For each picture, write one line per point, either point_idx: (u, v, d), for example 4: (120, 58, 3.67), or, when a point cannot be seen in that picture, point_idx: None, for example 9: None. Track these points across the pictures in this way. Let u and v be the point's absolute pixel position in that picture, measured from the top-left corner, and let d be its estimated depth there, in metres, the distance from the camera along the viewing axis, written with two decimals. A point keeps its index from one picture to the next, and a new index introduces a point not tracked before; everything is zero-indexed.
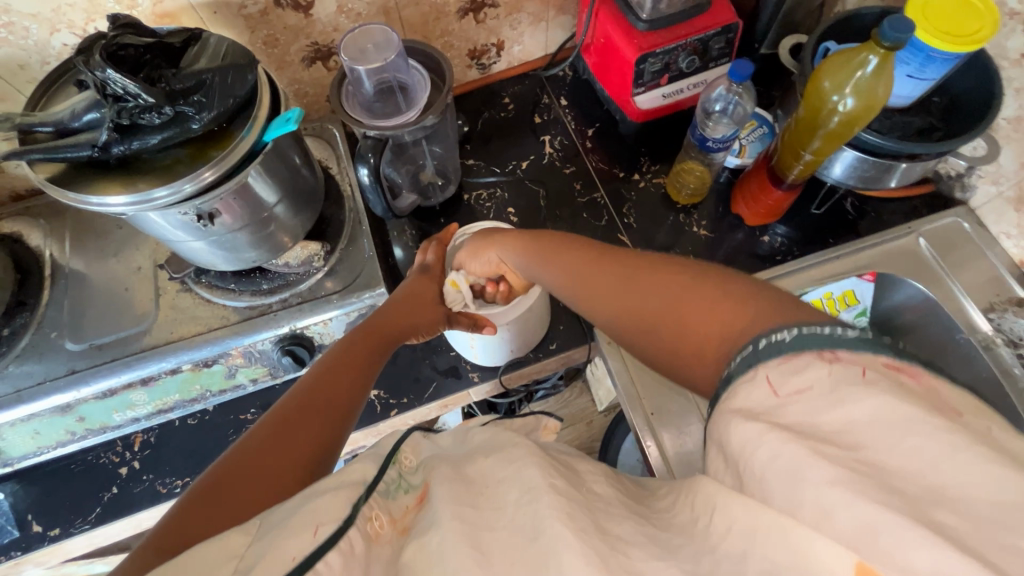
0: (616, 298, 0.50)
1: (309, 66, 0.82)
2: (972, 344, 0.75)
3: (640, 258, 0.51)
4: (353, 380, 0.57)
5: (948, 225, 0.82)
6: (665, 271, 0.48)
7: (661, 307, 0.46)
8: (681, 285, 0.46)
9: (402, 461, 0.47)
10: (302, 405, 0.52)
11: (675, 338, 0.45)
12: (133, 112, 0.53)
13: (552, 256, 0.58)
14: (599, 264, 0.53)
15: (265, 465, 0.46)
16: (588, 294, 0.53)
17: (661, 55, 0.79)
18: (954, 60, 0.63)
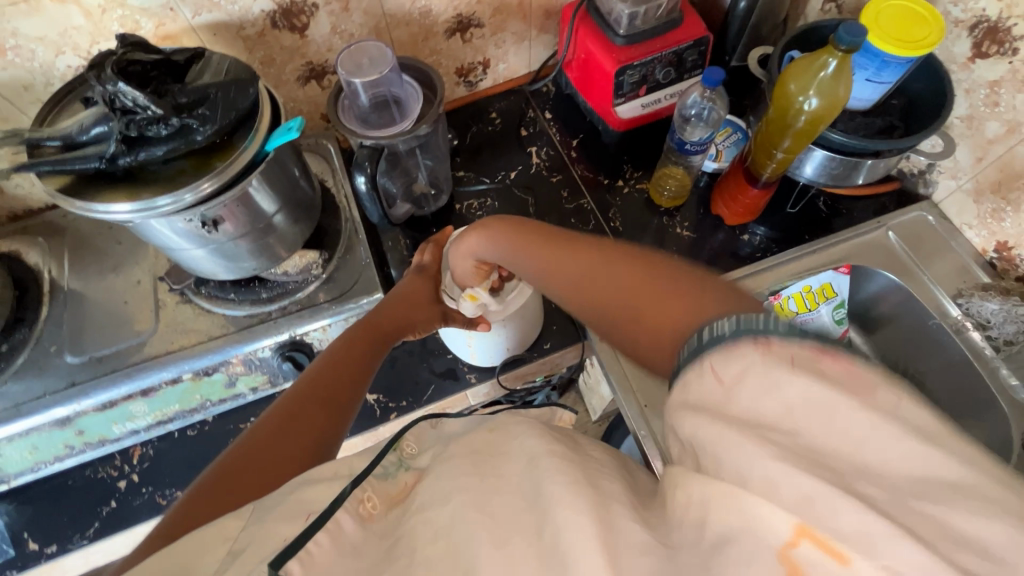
0: (584, 290, 0.52)
1: (304, 84, 0.86)
2: (944, 329, 0.80)
3: (603, 250, 0.53)
4: (355, 371, 0.59)
5: (913, 219, 0.87)
6: (628, 266, 0.50)
7: (624, 300, 0.48)
8: (642, 280, 0.48)
9: (404, 448, 0.49)
10: (306, 394, 0.54)
11: (636, 330, 0.47)
12: (142, 124, 0.56)
13: (525, 246, 0.59)
14: (570, 254, 0.54)
15: (275, 449, 0.48)
16: (559, 284, 0.55)
17: (639, 68, 0.84)
18: (907, 63, 0.69)
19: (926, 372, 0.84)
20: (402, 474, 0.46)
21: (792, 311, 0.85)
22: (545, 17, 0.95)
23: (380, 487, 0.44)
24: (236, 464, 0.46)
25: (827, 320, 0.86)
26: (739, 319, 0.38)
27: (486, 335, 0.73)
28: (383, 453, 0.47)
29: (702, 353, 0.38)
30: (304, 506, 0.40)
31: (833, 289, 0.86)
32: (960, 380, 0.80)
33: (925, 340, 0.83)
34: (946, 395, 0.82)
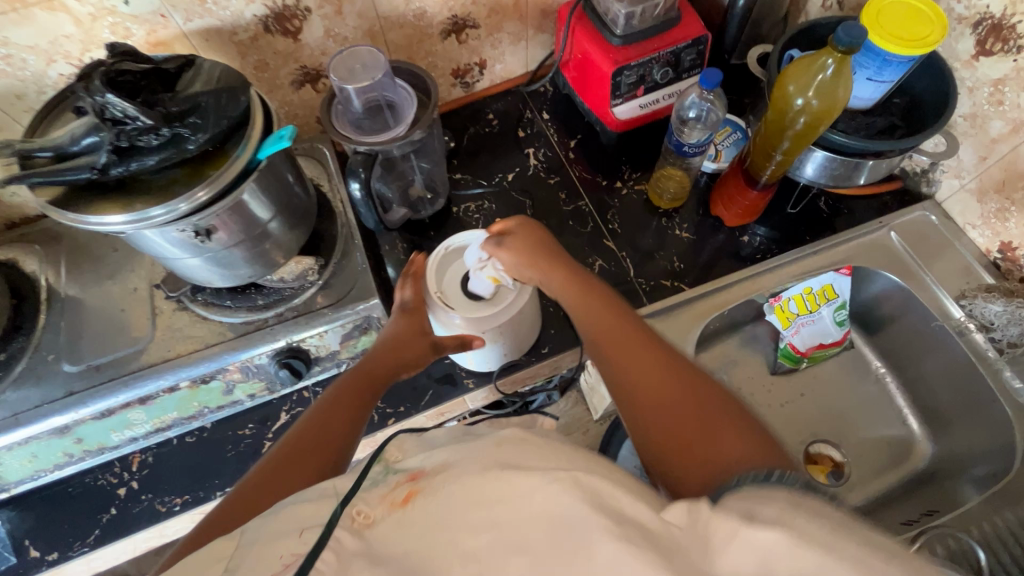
0: (628, 370, 0.51)
1: (299, 88, 0.85)
2: (947, 331, 0.79)
3: (663, 347, 0.52)
4: (343, 417, 0.57)
5: (916, 218, 0.86)
6: (686, 373, 0.49)
7: (670, 400, 0.47)
8: (697, 394, 0.47)
9: (388, 457, 0.47)
10: (295, 440, 0.53)
11: (669, 428, 0.45)
12: (132, 134, 0.56)
13: (587, 304, 0.59)
14: (631, 331, 0.54)
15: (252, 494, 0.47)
16: (604, 350, 0.53)
17: (636, 68, 0.83)
18: (908, 63, 0.67)
19: (928, 374, 0.84)
20: (391, 477, 0.43)
21: (792, 312, 0.85)
22: (542, 17, 0.94)
23: (372, 493, 0.41)
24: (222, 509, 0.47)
25: (828, 320, 0.87)
26: (799, 478, 0.38)
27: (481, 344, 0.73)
28: (367, 467, 0.45)
29: (768, 483, 0.37)
30: (294, 525, 0.39)
31: (835, 290, 0.84)
32: (963, 383, 0.79)
33: (927, 341, 0.83)
34: (949, 396, 0.81)
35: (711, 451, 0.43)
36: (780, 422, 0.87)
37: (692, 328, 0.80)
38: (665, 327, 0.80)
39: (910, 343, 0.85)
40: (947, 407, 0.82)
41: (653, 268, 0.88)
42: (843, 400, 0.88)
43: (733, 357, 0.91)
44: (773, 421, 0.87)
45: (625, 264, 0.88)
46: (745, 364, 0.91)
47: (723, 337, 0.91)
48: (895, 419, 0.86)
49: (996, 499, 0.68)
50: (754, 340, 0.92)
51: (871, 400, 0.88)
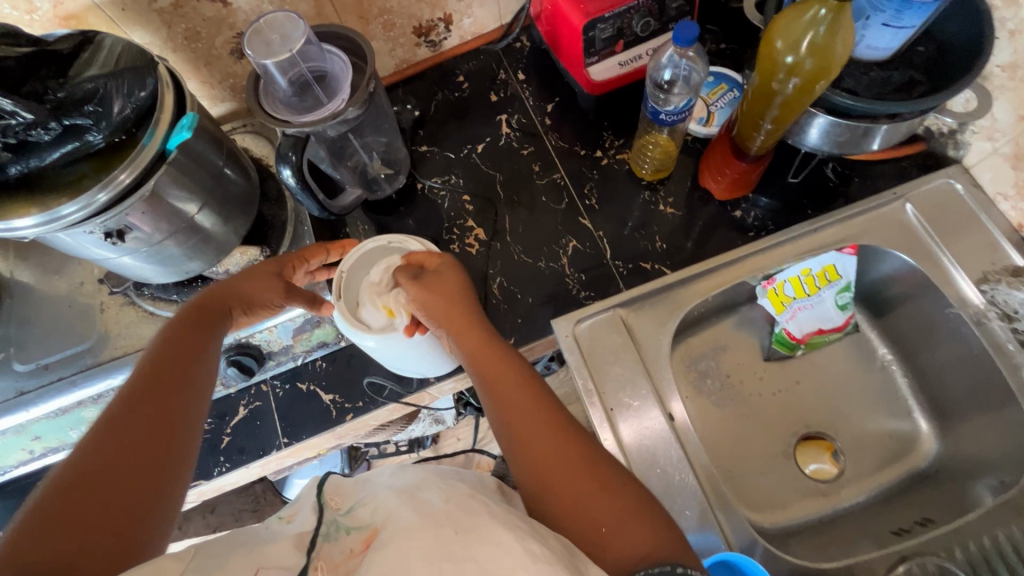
0: (545, 468, 0.52)
1: (240, 58, 0.77)
2: (963, 320, 0.71)
3: (575, 437, 0.54)
4: (191, 371, 0.56)
5: (937, 187, 0.76)
6: (594, 462, 0.52)
7: (583, 495, 0.50)
8: (606, 487, 0.50)
9: (332, 503, 0.50)
10: (130, 408, 0.51)
11: (588, 525, 0.48)
12: (19, 130, 0.50)
13: (500, 388, 0.57)
14: (543, 422, 0.54)
15: (108, 465, 0.46)
16: (520, 446, 0.54)
17: (612, 20, 0.72)
18: (931, 3, 0.55)
19: (938, 364, 0.76)
20: (345, 535, 0.46)
21: (788, 295, 0.77)
22: None
23: (326, 551, 0.45)
24: (61, 489, 0.44)
25: (829, 304, 0.79)
26: (694, 575, 0.43)
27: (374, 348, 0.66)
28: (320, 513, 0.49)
29: None
30: (254, 561, 0.42)
31: (837, 271, 0.76)
32: (976, 378, 0.72)
33: (938, 330, 0.74)
34: (960, 389, 0.74)
35: (623, 549, 0.47)
36: (772, 413, 0.80)
37: (671, 316, 0.73)
38: (641, 316, 0.74)
39: (920, 329, 0.77)
40: (960, 399, 0.74)
41: (633, 247, 0.80)
42: (843, 389, 0.81)
43: (724, 341, 0.84)
44: (764, 411, 0.81)
45: (602, 245, 0.80)
46: (736, 349, 0.84)
47: (712, 321, 0.84)
48: (900, 411, 0.79)
49: (1003, 509, 0.62)
50: (748, 323, 0.84)
51: (875, 389, 0.81)
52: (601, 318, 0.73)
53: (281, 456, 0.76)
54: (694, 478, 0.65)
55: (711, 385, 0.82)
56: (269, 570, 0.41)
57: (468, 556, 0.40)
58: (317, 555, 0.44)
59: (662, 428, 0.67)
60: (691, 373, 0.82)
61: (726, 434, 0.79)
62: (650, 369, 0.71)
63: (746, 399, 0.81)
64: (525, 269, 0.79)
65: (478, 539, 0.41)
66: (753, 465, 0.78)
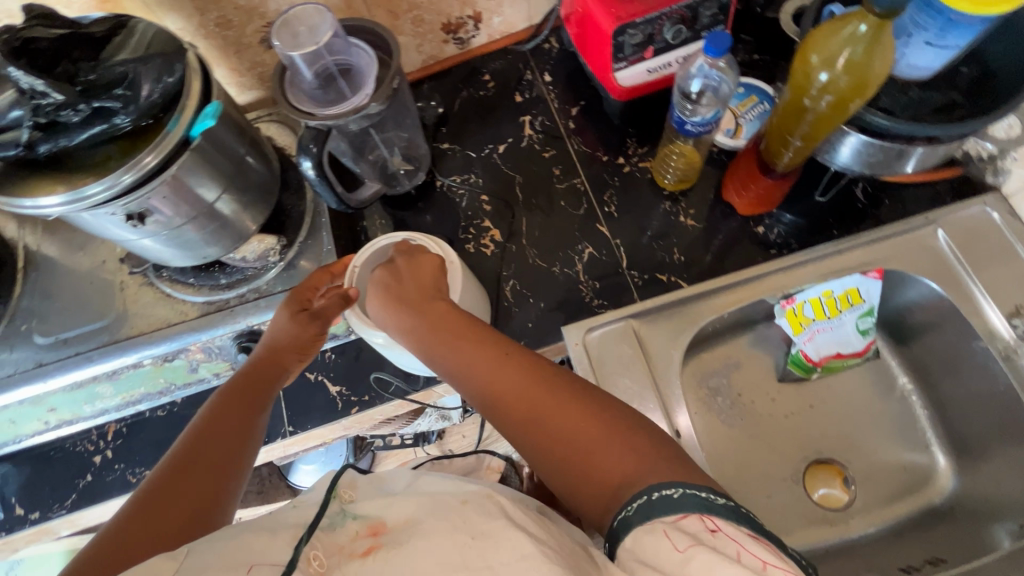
0: (519, 419, 0.49)
1: (269, 47, 0.78)
2: (991, 354, 0.68)
3: (544, 377, 0.50)
4: (241, 431, 0.56)
5: (972, 215, 0.73)
6: (567, 395, 0.49)
7: (564, 431, 0.47)
8: (586, 418, 0.47)
9: (343, 494, 0.51)
10: (184, 455, 0.52)
11: (580, 471, 0.46)
12: (49, 110, 0.51)
13: (459, 349, 0.54)
14: (502, 367, 0.51)
15: (157, 515, 0.47)
16: (492, 405, 0.51)
17: (643, 26, 0.71)
18: (980, 25, 0.53)
19: (961, 397, 0.73)
20: (351, 522, 0.47)
21: (807, 316, 0.75)
22: None
23: (329, 539, 0.45)
24: (104, 551, 0.44)
25: (850, 328, 0.77)
26: (672, 489, 0.40)
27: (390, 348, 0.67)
28: (326, 503, 0.49)
29: (647, 520, 0.39)
30: (247, 558, 0.41)
31: (861, 294, 0.74)
32: (1000, 413, 0.69)
33: (963, 362, 0.72)
34: (982, 424, 0.71)
35: (613, 476, 0.44)
36: (782, 436, 0.79)
37: (685, 331, 0.72)
38: (653, 329, 0.72)
39: (944, 359, 0.74)
40: (981, 434, 0.72)
41: (650, 258, 0.79)
42: (858, 416, 0.79)
43: (737, 359, 0.82)
44: (773, 432, 0.79)
45: (618, 253, 0.79)
46: (749, 368, 0.82)
47: (726, 337, 0.82)
48: (918, 443, 0.77)
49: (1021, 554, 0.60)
50: (764, 341, 0.83)
51: (892, 418, 0.78)
52: (612, 329, 0.72)
53: (286, 444, 0.77)
54: None
55: (721, 402, 0.80)
56: (262, 567, 0.41)
57: (483, 561, 0.41)
58: (314, 544, 0.44)
59: None
60: (702, 390, 0.81)
61: (734, 453, 0.78)
62: (660, 382, 0.70)
63: (757, 419, 0.80)
64: (539, 274, 0.79)
65: (494, 541, 0.42)
66: (760, 488, 0.76)
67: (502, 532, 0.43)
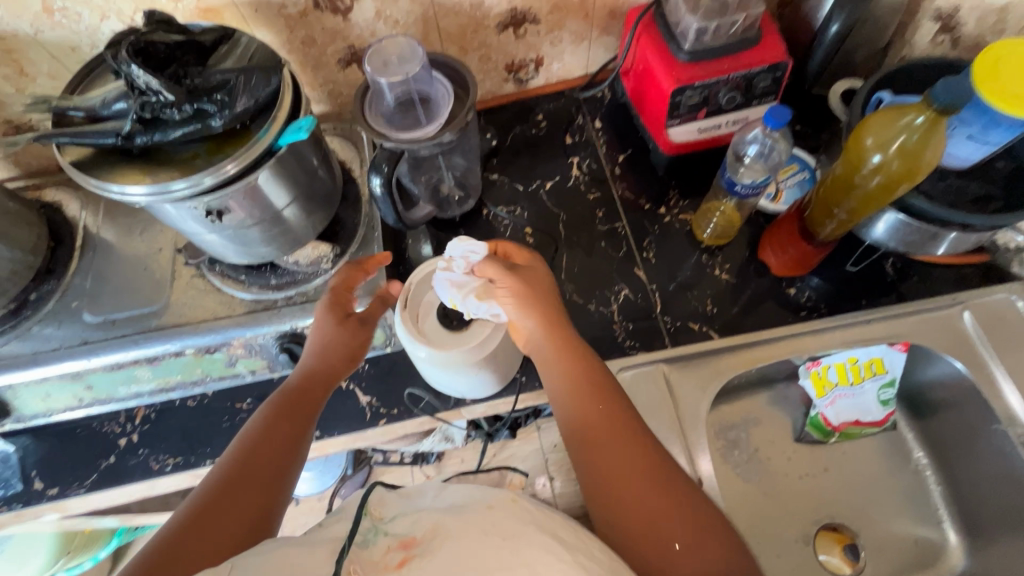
0: (606, 468, 0.54)
1: (345, 68, 0.83)
2: (1010, 438, 0.69)
3: (628, 421, 0.57)
4: (293, 438, 0.58)
5: (996, 301, 0.76)
6: (644, 447, 0.55)
7: (642, 488, 0.52)
8: (649, 473, 0.53)
9: (373, 511, 0.50)
10: (239, 466, 0.54)
11: (649, 534, 0.50)
12: (156, 107, 0.55)
13: (570, 386, 0.60)
14: (604, 416, 0.57)
15: (211, 527, 0.49)
16: (587, 444, 0.56)
17: (700, 89, 0.75)
18: (1020, 127, 0.58)
19: (977, 478, 0.75)
20: (382, 539, 0.47)
21: (830, 380, 0.79)
22: (609, 18, 0.87)
23: (363, 556, 0.45)
24: (164, 553, 0.47)
25: (871, 397, 0.79)
26: None
27: (432, 366, 0.69)
28: (359, 520, 0.48)
29: None
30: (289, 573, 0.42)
31: (884, 365, 0.77)
32: (1016, 498, 0.70)
33: (981, 443, 0.74)
34: (994, 506, 0.73)
35: (653, 539, 0.49)
36: (795, 496, 0.80)
37: (713, 382, 0.74)
38: (683, 376, 0.74)
39: (961, 439, 0.76)
40: (995, 517, 0.73)
41: (684, 306, 0.81)
42: (871, 486, 0.80)
43: (756, 415, 0.84)
44: (787, 492, 0.80)
45: (653, 297, 0.82)
46: (768, 425, 0.83)
47: (749, 392, 0.84)
48: (929, 518, 0.78)
49: None
50: (784, 400, 0.85)
51: (904, 490, 0.80)
52: (643, 371, 0.74)
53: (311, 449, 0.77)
54: None
55: (739, 456, 0.82)
56: None
57: (521, 562, 0.43)
58: (349, 560, 0.44)
59: None
60: (720, 442, 0.82)
61: (748, 508, 0.78)
62: (687, 430, 0.71)
63: (773, 476, 0.81)
64: (575, 309, 0.81)
65: (531, 549, 0.44)
66: (771, 547, 0.77)
67: (531, 538, 0.45)
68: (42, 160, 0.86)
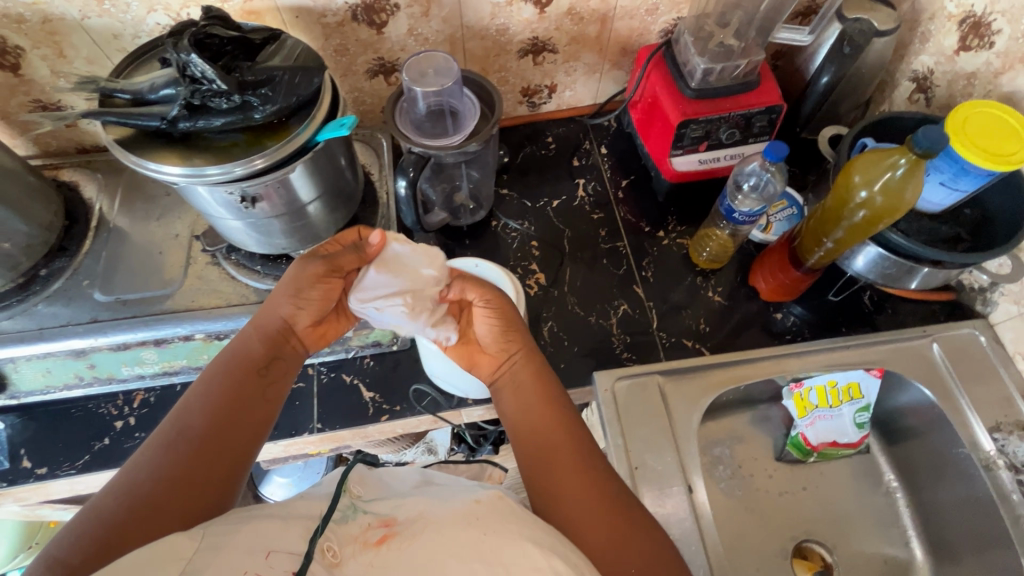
0: (554, 482, 0.56)
1: (372, 78, 0.88)
2: (972, 462, 0.75)
3: (586, 447, 0.58)
4: (257, 400, 0.58)
5: (963, 335, 0.83)
6: (597, 470, 0.56)
7: (590, 502, 0.54)
8: (606, 501, 0.54)
9: (353, 490, 0.53)
10: (201, 426, 0.54)
11: (599, 546, 0.51)
12: (205, 95, 0.59)
13: (524, 402, 0.63)
14: (554, 431, 0.59)
15: (177, 486, 0.49)
16: (537, 459, 0.58)
17: (703, 124, 0.82)
18: (987, 176, 0.65)
19: (943, 502, 0.80)
20: (361, 516, 0.50)
21: (811, 402, 0.84)
22: (620, 54, 0.94)
23: (342, 531, 0.47)
24: (125, 509, 0.46)
25: (848, 420, 0.84)
26: None
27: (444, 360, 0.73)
28: (338, 497, 0.51)
29: None
30: (265, 543, 0.42)
31: (861, 390, 0.83)
32: (977, 518, 0.75)
33: (947, 466, 0.79)
34: (957, 529, 0.78)
35: (609, 567, 0.50)
36: (774, 512, 0.84)
37: (704, 396, 0.78)
38: (676, 388, 0.79)
39: (929, 464, 0.82)
40: (957, 539, 0.78)
41: (679, 324, 0.86)
42: (845, 505, 0.84)
43: (740, 433, 0.88)
44: (768, 508, 0.84)
45: (649, 314, 0.87)
46: (750, 443, 0.88)
47: (733, 411, 0.88)
48: (896, 539, 0.82)
49: None
50: (765, 420, 0.89)
51: (876, 511, 0.84)
52: (639, 381, 0.78)
53: (310, 441, 0.78)
54: (702, 551, 0.68)
55: (722, 471, 0.85)
56: (279, 554, 0.42)
57: (498, 561, 0.43)
58: (325, 539, 0.45)
59: (680, 500, 0.71)
60: (705, 457, 0.85)
61: (730, 522, 0.82)
62: (678, 440, 0.75)
63: (754, 492, 0.85)
64: (576, 320, 0.85)
65: (507, 540, 0.45)
66: (749, 561, 0.80)
67: (512, 530, 0.46)
68: (63, 141, 0.88)
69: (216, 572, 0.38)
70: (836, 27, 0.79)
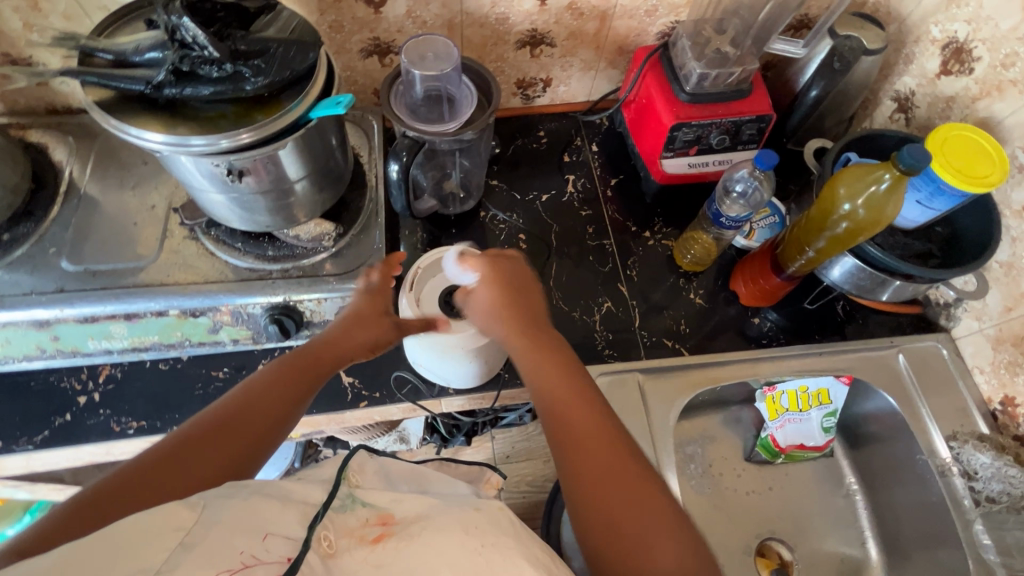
0: (589, 476, 0.52)
1: (365, 57, 0.86)
2: (929, 467, 0.79)
3: (617, 439, 0.54)
4: (282, 402, 0.57)
5: (926, 347, 0.87)
6: (634, 468, 0.52)
7: (625, 503, 0.50)
8: (641, 501, 0.50)
9: (351, 480, 0.54)
10: (228, 413, 0.54)
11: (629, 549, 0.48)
12: (195, 62, 0.57)
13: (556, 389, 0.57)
14: (591, 421, 0.54)
15: (181, 466, 0.49)
16: (569, 451, 0.54)
17: (695, 128, 0.83)
18: (961, 197, 0.68)
19: (901, 506, 0.83)
20: (359, 510, 0.50)
21: (782, 405, 0.86)
22: (617, 53, 0.95)
23: (340, 522, 0.47)
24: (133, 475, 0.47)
25: (815, 424, 0.87)
26: None
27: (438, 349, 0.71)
28: (337, 487, 0.52)
29: None
30: (262, 525, 0.41)
31: (830, 395, 0.85)
32: (930, 521, 0.79)
33: (906, 470, 0.82)
34: (910, 532, 0.81)
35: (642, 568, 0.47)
36: (740, 510, 0.86)
37: (682, 396, 0.80)
38: (655, 385, 0.80)
39: (890, 467, 0.85)
40: (908, 540, 0.82)
41: (661, 325, 0.87)
42: (806, 506, 0.88)
43: (711, 433, 0.90)
44: (734, 507, 0.86)
45: (632, 313, 0.87)
46: (721, 443, 0.90)
47: (707, 411, 0.90)
48: (853, 539, 0.86)
49: None
50: (736, 421, 0.92)
51: (835, 512, 0.88)
52: (619, 376, 0.79)
53: None
54: None
55: (694, 469, 0.87)
56: (276, 538, 0.41)
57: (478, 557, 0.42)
58: (321, 531, 0.44)
59: None
60: (678, 455, 0.87)
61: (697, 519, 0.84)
62: (654, 437, 0.76)
63: (722, 490, 0.87)
64: (560, 314, 0.86)
65: (499, 555, 0.44)
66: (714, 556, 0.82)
67: (500, 543, 0.46)
68: (32, 100, 0.83)
69: (210, 548, 0.36)
70: (827, 43, 0.82)
